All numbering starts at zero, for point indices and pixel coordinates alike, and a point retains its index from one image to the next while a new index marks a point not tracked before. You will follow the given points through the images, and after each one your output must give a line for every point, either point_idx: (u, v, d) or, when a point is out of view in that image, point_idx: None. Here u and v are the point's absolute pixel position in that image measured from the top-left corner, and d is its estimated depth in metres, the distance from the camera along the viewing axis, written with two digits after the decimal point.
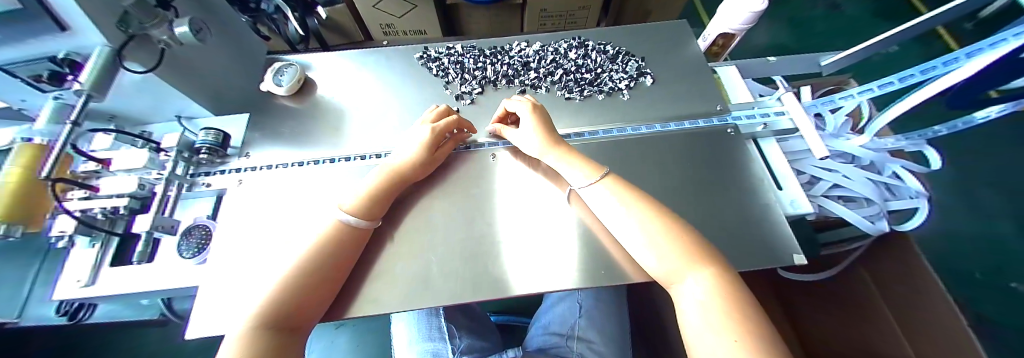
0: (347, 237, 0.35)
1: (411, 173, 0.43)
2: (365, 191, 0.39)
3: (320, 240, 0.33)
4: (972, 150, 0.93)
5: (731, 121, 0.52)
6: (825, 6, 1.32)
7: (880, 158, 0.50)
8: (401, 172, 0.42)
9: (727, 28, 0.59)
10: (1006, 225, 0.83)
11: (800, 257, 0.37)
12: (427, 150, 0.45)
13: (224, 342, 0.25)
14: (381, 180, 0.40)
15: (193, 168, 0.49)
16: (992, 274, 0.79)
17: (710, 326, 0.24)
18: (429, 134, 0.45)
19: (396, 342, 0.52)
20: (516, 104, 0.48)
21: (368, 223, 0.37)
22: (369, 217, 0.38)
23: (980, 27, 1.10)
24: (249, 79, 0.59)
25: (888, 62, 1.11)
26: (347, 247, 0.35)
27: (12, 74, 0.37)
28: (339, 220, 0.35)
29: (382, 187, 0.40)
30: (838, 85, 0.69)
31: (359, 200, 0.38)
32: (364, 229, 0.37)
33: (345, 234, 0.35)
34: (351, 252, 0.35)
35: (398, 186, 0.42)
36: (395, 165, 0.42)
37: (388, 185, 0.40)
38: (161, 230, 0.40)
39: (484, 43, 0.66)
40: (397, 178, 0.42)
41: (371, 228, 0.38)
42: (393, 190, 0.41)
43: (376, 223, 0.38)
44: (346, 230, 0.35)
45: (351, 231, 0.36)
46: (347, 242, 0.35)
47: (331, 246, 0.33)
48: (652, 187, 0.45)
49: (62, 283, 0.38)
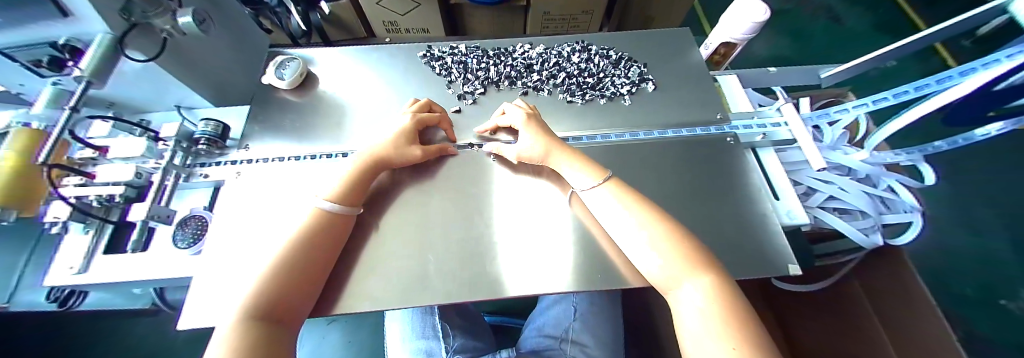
0: (329, 225, 0.35)
1: (392, 159, 0.44)
2: (345, 177, 0.40)
3: (302, 230, 0.33)
4: (966, 166, 0.95)
5: (731, 130, 0.53)
6: (826, 18, 1.33)
7: (877, 172, 0.51)
8: (382, 159, 0.43)
9: (729, 38, 0.59)
10: (997, 241, 0.84)
11: (795, 268, 0.38)
12: (405, 137, 0.46)
13: (214, 334, 0.25)
14: (359, 165, 0.41)
15: (192, 158, 0.49)
16: (983, 290, 0.80)
17: (709, 333, 0.24)
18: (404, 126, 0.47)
19: (389, 339, 0.52)
20: (512, 112, 0.49)
21: (347, 210, 0.37)
22: (349, 204, 0.38)
23: (977, 45, 1.11)
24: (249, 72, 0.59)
25: (886, 77, 1.12)
26: (331, 237, 0.35)
27: (11, 58, 0.37)
28: (318, 207, 0.36)
29: (359, 172, 0.41)
30: (837, 98, 0.70)
31: (339, 186, 0.38)
32: (343, 217, 0.37)
33: (330, 223, 0.36)
34: (336, 241, 0.36)
35: (373, 172, 0.42)
36: (373, 150, 0.43)
37: (366, 170, 0.42)
38: (157, 219, 0.40)
39: (488, 44, 0.66)
40: (374, 162, 0.43)
41: (351, 215, 0.38)
42: (369, 175, 0.42)
43: (356, 210, 0.39)
44: (325, 216, 0.35)
45: (334, 218, 0.36)
46: (327, 236, 0.35)
47: (311, 235, 0.33)
48: (650, 192, 0.45)
49: (54, 269, 0.38)
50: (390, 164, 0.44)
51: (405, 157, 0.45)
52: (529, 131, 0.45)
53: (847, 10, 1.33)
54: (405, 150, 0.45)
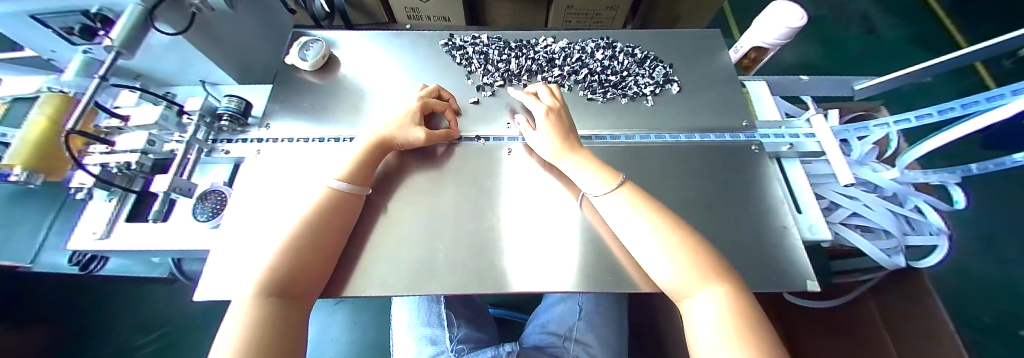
0: (341, 204, 0.36)
1: (396, 139, 0.44)
2: (352, 159, 0.40)
3: (314, 208, 0.34)
4: (994, 192, 0.91)
5: (756, 138, 0.51)
6: (860, 29, 1.27)
7: (904, 191, 0.49)
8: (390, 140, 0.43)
9: (761, 42, 0.57)
10: (1020, 271, 0.81)
11: (813, 284, 0.36)
12: (411, 119, 0.45)
13: (231, 308, 0.25)
14: (367, 145, 0.41)
15: (214, 134, 0.50)
16: (1003, 321, 0.77)
17: (722, 344, 0.24)
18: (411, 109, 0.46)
19: (395, 324, 0.53)
20: (534, 104, 0.48)
21: (356, 188, 0.38)
22: (359, 183, 0.38)
23: (1019, 65, 1.06)
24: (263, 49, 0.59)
25: (917, 94, 1.08)
26: (341, 218, 0.35)
27: (44, 24, 0.37)
28: (329, 187, 0.36)
29: (366, 153, 0.41)
30: (867, 112, 0.67)
31: (348, 167, 0.39)
32: (354, 195, 0.37)
33: (340, 201, 0.36)
34: (348, 221, 0.36)
35: (379, 154, 0.42)
36: (379, 132, 0.43)
37: (374, 151, 0.41)
38: (177, 192, 0.40)
39: (510, 36, 0.66)
40: (380, 144, 0.42)
41: (360, 194, 0.38)
42: (377, 156, 0.42)
43: (366, 189, 0.39)
44: (336, 195, 0.35)
45: (345, 197, 0.36)
46: (341, 216, 0.35)
47: (322, 218, 0.33)
48: (668, 197, 0.44)
49: (78, 234, 0.39)
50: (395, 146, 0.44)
51: (409, 138, 0.44)
52: (546, 127, 0.44)
53: (883, 21, 1.27)
54: (410, 130, 0.44)
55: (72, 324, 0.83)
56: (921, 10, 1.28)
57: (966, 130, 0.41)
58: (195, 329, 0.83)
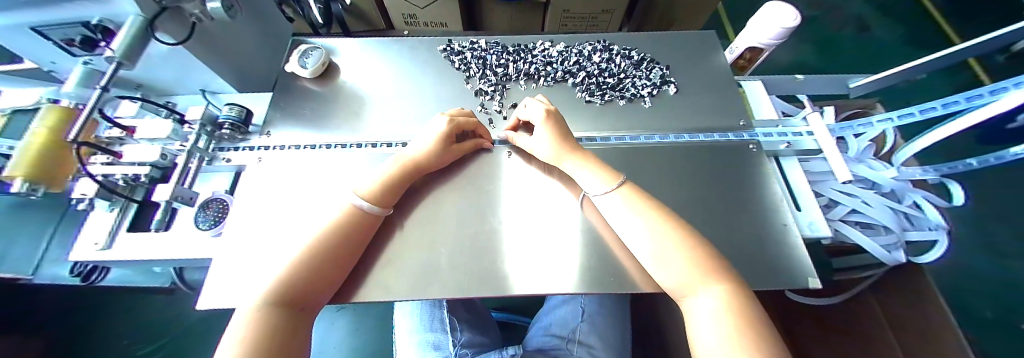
0: (359, 222, 0.35)
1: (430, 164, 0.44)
2: (380, 177, 0.39)
3: (332, 223, 0.33)
4: (988, 186, 0.92)
5: (755, 136, 0.52)
6: (853, 28, 1.29)
7: (902, 188, 0.49)
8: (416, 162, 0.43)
9: (755, 42, 0.58)
10: (1016, 262, 0.82)
11: (813, 280, 0.37)
12: (445, 139, 0.44)
13: (234, 316, 0.25)
14: (399, 168, 0.41)
15: (216, 142, 0.50)
16: (1002, 313, 0.77)
17: (720, 342, 0.24)
18: (446, 125, 0.45)
19: (397, 329, 0.53)
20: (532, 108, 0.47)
21: (380, 209, 0.37)
22: (383, 204, 0.38)
23: (1012, 60, 1.07)
24: (256, 53, 0.59)
25: (912, 91, 1.09)
26: (360, 233, 0.35)
27: (44, 36, 0.38)
28: (352, 203, 0.36)
29: (399, 172, 0.41)
30: (863, 109, 0.68)
31: (374, 186, 0.38)
32: (376, 215, 0.37)
33: (362, 220, 0.36)
34: (363, 235, 0.36)
35: (411, 175, 0.42)
36: (411, 156, 0.42)
37: (404, 172, 0.41)
38: (179, 200, 0.40)
39: (509, 40, 0.67)
40: (412, 165, 0.42)
41: (382, 215, 0.38)
42: (407, 179, 0.42)
43: (388, 210, 0.39)
44: (359, 214, 0.35)
45: (367, 217, 0.36)
46: (360, 229, 0.35)
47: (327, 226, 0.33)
48: (669, 197, 0.45)
49: (79, 245, 0.39)
50: (428, 169, 0.44)
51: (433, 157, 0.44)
52: (545, 131, 0.44)
53: (875, 22, 1.29)
54: (439, 153, 0.44)
55: (73, 334, 0.83)
56: (913, 9, 1.30)
57: (961, 125, 0.41)
58: (197, 338, 0.83)
